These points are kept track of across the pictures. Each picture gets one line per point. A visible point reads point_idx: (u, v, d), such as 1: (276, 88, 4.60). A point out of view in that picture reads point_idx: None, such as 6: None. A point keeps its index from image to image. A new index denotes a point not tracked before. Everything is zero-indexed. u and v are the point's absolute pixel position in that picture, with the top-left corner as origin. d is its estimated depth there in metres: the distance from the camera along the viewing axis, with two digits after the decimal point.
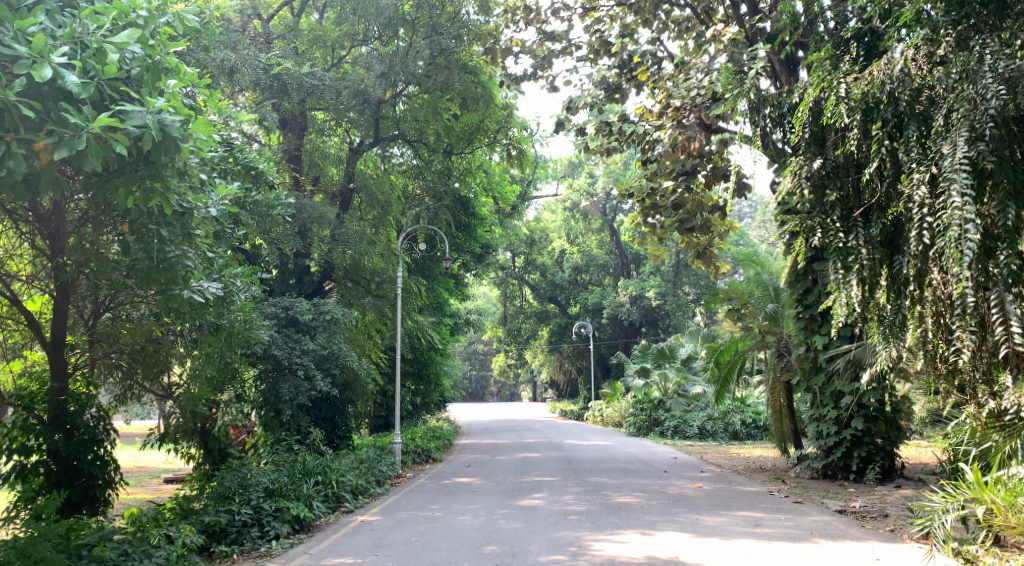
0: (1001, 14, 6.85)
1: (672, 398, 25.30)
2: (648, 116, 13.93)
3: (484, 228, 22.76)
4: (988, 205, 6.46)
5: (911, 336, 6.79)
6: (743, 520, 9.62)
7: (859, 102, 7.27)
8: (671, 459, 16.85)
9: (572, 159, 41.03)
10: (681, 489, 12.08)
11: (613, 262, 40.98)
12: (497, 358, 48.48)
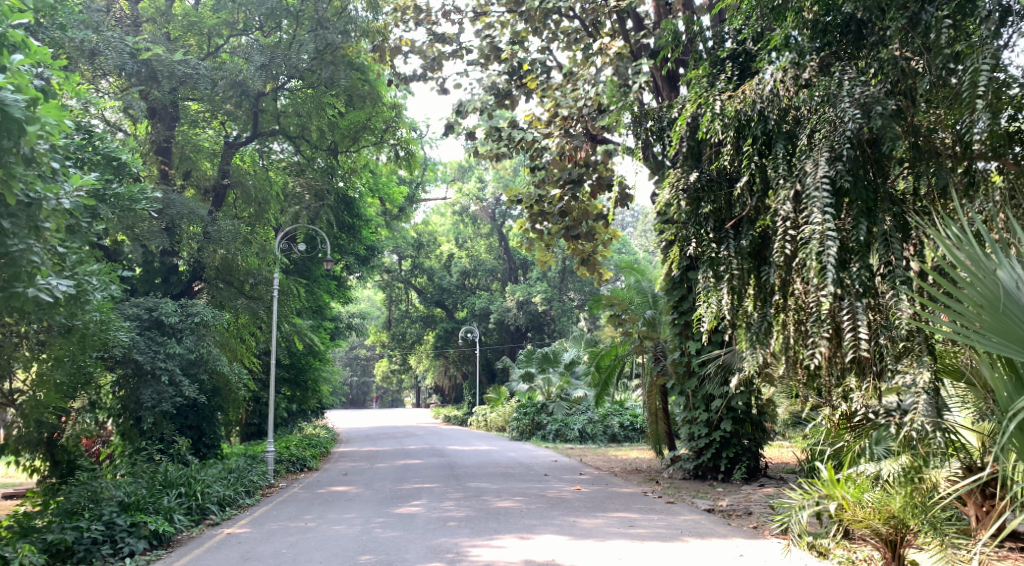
0: (858, 44, 7.34)
1: (555, 402, 25.54)
2: (536, 124, 14.14)
3: (370, 230, 22.43)
4: (844, 219, 6.83)
5: (776, 341, 7.09)
6: (618, 521, 9.77)
7: (733, 119, 7.51)
8: (551, 462, 17.05)
9: (462, 162, 41.29)
10: (559, 492, 12.19)
11: (501, 267, 41.24)
12: (380, 363, 47.82)
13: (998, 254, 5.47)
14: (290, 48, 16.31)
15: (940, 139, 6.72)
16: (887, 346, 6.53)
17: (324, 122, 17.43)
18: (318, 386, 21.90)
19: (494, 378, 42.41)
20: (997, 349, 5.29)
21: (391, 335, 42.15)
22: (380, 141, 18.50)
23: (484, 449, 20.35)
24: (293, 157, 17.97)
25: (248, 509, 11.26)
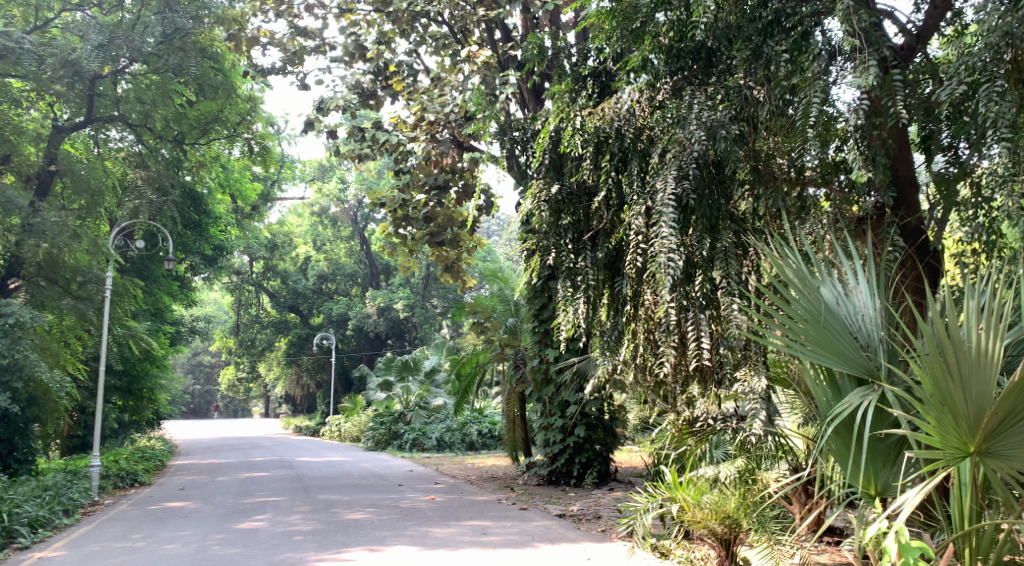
0: (707, 72, 7.59)
1: (413, 411, 25.09)
2: (402, 127, 13.96)
3: (218, 229, 21.60)
4: (690, 236, 7.11)
5: (626, 350, 7.41)
6: (470, 529, 9.80)
7: (592, 135, 7.62)
8: (406, 472, 16.88)
9: (323, 162, 41.08)
10: (413, 502, 12.12)
11: (361, 272, 40.84)
12: (227, 371, 46.08)
13: (821, 272, 5.97)
14: (134, 30, 15.64)
15: (778, 164, 7.08)
16: (726, 355, 6.80)
17: (170, 113, 16.82)
18: (155, 394, 20.86)
19: (350, 386, 41.82)
20: (820, 361, 5.68)
21: (239, 340, 40.55)
22: (233, 134, 18.12)
23: (336, 460, 19.95)
24: (135, 147, 17.40)
25: (66, 529, 10.57)
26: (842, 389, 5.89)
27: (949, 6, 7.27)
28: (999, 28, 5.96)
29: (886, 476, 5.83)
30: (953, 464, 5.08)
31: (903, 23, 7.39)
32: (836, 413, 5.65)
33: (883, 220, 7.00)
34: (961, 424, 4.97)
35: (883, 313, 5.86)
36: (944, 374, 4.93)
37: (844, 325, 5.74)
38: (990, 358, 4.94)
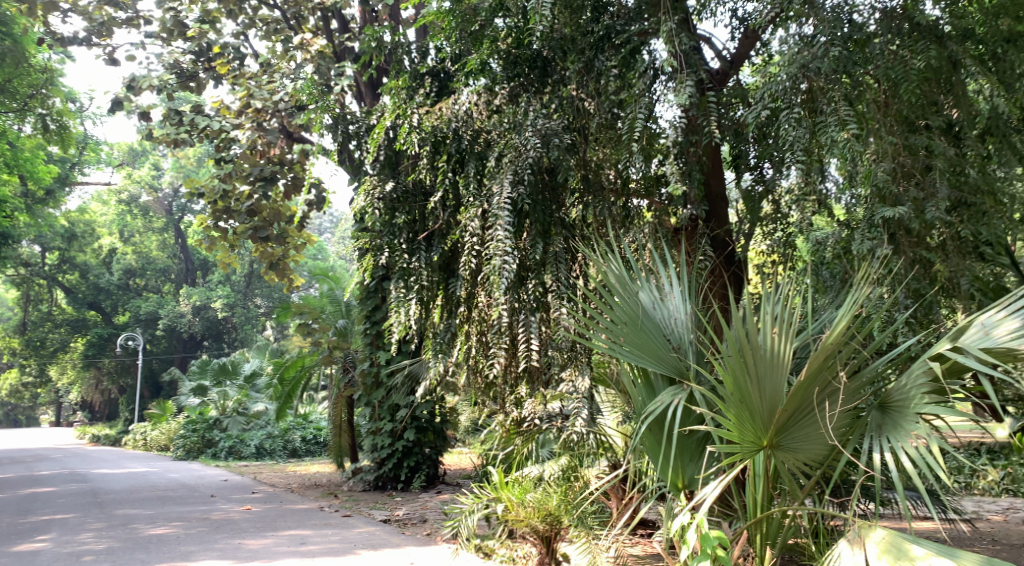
0: (542, 81, 7.80)
1: (229, 417, 23.95)
2: (225, 112, 13.62)
3: (5, 213, 19.81)
4: (523, 240, 7.33)
5: (459, 352, 7.63)
6: (288, 540, 9.58)
7: (430, 134, 7.72)
8: (220, 482, 16.26)
9: (135, 146, 38.72)
10: (225, 513, 11.70)
11: (176, 267, 39.81)
12: (11, 374, 42.12)
13: (640, 277, 6.33)
14: None
15: (606, 174, 7.52)
16: (555, 356, 7.07)
17: None
18: None
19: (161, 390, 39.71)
20: (638, 363, 6.03)
21: (27, 340, 37.33)
22: (23, 108, 17.39)
23: (139, 472, 18.83)
24: None
25: None
26: (655, 388, 6.26)
27: (758, 38, 7.94)
28: (795, 59, 6.57)
29: (692, 470, 6.22)
30: (748, 457, 5.52)
31: (719, 49, 7.99)
32: (650, 410, 5.93)
33: (696, 231, 7.50)
34: (756, 418, 5.42)
35: (692, 317, 6.29)
36: (742, 373, 5.36)
37: (659, 327, 6.15)
38: (782, 359, 5.41)
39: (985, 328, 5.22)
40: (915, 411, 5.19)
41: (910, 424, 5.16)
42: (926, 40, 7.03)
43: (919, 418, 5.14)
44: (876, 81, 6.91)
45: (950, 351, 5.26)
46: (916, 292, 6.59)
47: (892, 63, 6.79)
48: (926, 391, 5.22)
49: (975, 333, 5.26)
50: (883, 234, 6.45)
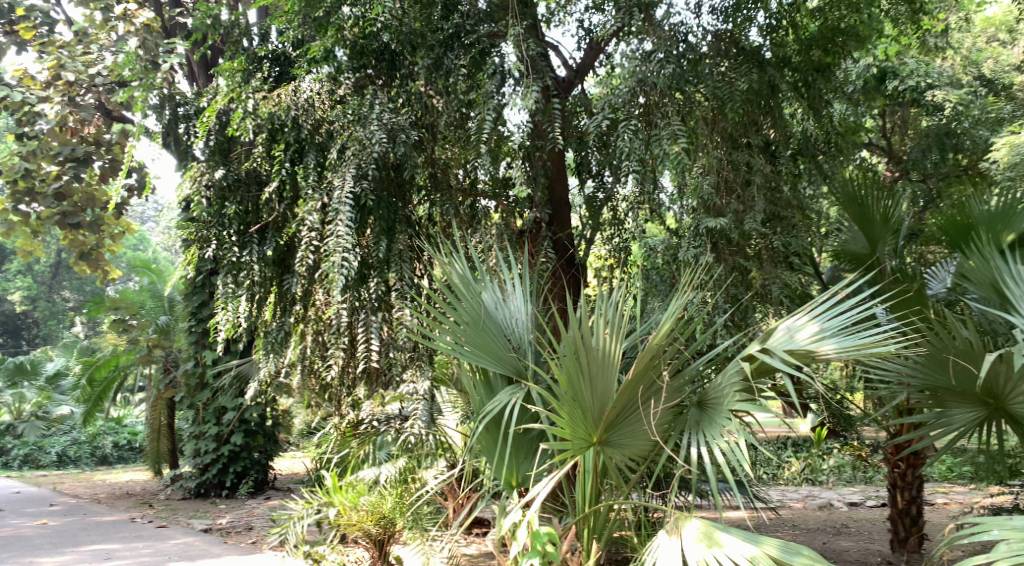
0: (391, 73, 7.61)
1: (27, 422, 21.99)
2: (28, 81, 12.22)
3: None
4: (366, 236, 7.19)
5: (292, 351, 7.41)
6: (91, 555, 8.92)
7: (266, 121, 7.19)
8: (14, 494, 14.94)
9: None
10: (16, 529, 10.74)
11: None
12: None
13: (483, 277, 6.35)
14: None
15: (454, 174, 7.47)
16: (396, 357, 6.93)
17: None
18: None
19: None
20: (478, 362, 6.03)
21: None
22: None
23: None
24: None
25: None
26: (494, 387, 6.31)
27: (603, 50, 8.13)
28: (631, 78, 6.96)
29: (525, 468, 6.29)
30: (580, 454, 5.64)
31: (565, 57, 8.18)
32: (488, 409, 5.92)
33: (538, 234, 7.63)
34: (588, 416, 5.55)
35: (532, 318, 6.40)
36: (578, 373, 5.45)
37: (500, 327, 6.20)
38: (613, 358, 5.56)
39: (789, 331, 5.60)
40: (727, 408, 5.47)
41: (723, 420, 5.45)
42: (749, 62, 7.44)
43: (731, 414, 5.42)
44: (705, 98, 7.27)
45: (760, 352, 5.61)
46: (733, 297, 7.02)
47: (720, 82, 7.18)
48: (737, 389, 5.49)
49: (780, 337, 5.63)
50: (706, 243, 6.81)
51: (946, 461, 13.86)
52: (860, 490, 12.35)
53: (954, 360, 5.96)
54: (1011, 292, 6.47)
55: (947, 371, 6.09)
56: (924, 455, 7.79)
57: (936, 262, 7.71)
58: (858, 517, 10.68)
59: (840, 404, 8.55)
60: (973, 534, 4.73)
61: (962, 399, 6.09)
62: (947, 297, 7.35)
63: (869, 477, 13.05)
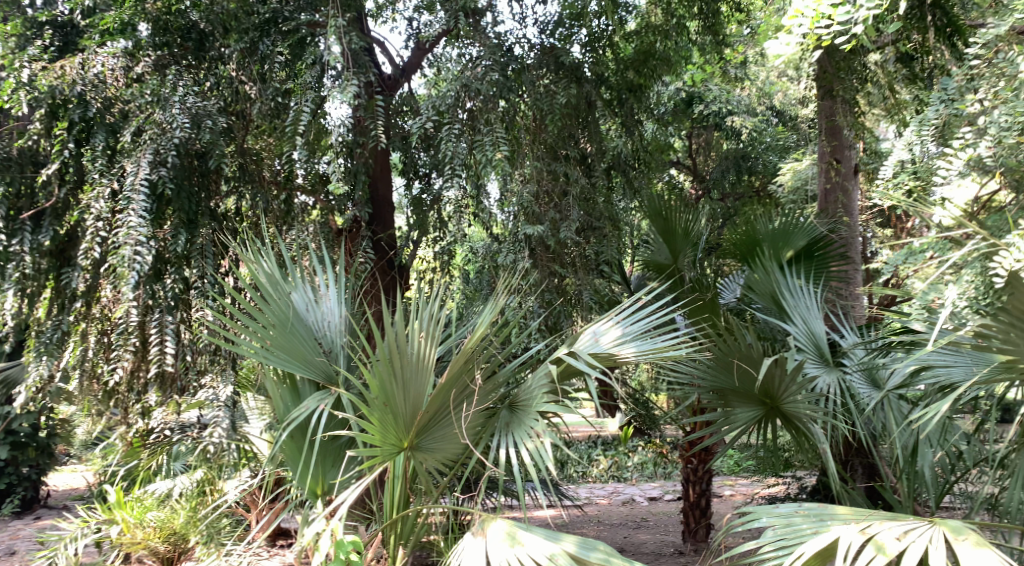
0: (198, 55, 7.04)
1: None
2: None
3: None
4: (162, 229, 6.55)
5: (71, 355, 6.66)
6: None
7: (44, 95, 6.28)
8: None
9: None
10: None
11: None
12: None
13: (293, 277, 6.02)
14: None
15: (268, 165, 7.04)
16: (192, 361, 6.52)
17: None
18: None
19: None
20: (282, 366, 5.64)
21: None
22: None
23: None
24: None
25: None
26: (300, 392, 6.02)
27: (430, 51, 7.99)
28: (454, 83, 6.82)
29: (331, 476, 6.00)
30: (389, 459, 5.13)
31: (391, 55, 7.96)
32: (293, 416, 5.57)
33: (358, 232, 7.54)
34: (399, 421, 5.07)
35: (345, 321, 6.17)
36: (390, 377, 4.95)
37: (310, 330, 5.89)
38: (427, 362, 5.12)
39: (595, 335, 5.65)
40: (535, 409, 5.28)
41: (531, 421, 5.23)
42: (569, 79, 7.46)
43: (539, 416, 5.21)
44: (527, 109, 7.30)
45: (566, 356, 5.56)
46: (547, 302, 7.04)
47: (540, 94, 7.25)
48: (546, 391, 5.32)
49: (587, 340, 5.67)
50: (523, 249, 6.90)
51: (733, 457, 14.74)
52: (659, 486, 12.91)
53: (737, 363, 6.16)
54: (788, 301, 6.91)
55: (731, 373, 6.29)
56: (712, 449, 8.12)
57: (728, 273, 8.15)
58: (657, 511, 11.12)
59: (644, 404, 8.90)
60: (742, 518, 4.80)
61: (744, 399, 6.32)
62: (737, 307, 7.78)
63: (668, 473, 13.68)
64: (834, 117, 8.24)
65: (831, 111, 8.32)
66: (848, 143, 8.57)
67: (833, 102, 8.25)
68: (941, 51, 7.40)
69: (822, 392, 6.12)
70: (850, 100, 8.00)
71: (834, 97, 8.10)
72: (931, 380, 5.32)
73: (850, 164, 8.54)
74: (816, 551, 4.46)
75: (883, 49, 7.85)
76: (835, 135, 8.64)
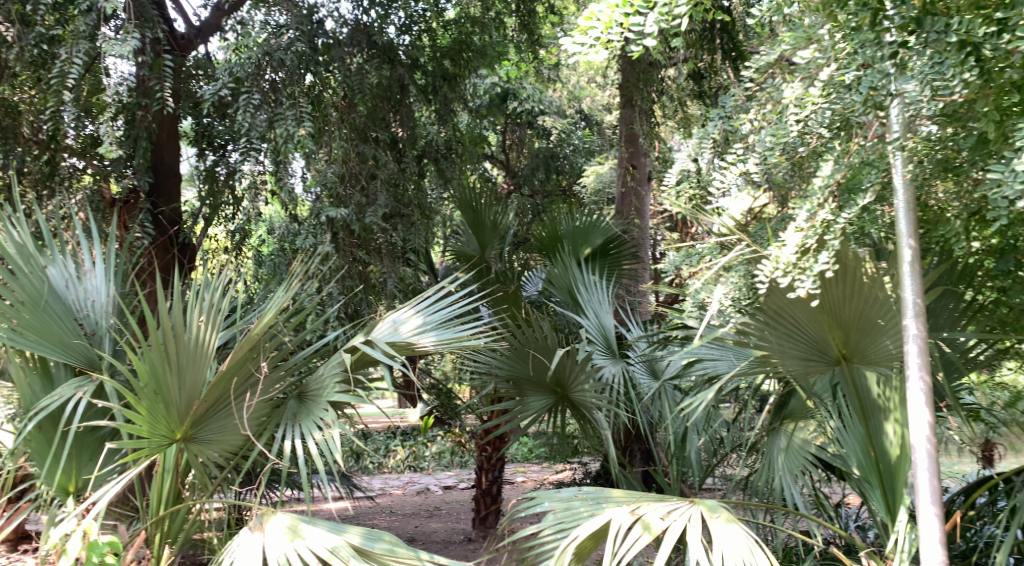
0: None
1: None
2: None
3: None
4: None
5: None
6: None
7: None
8: None
9: None
10: None
11: None
12: None
13: (52, 250, 5.45)
14: None
15: (27, 123, 6.37)
16: None
17: None
18: None
19: None
20: (28, 348, 5.02)
21: None
22: None
23: None
24: None
25: None
26: (54, 380, 5.39)
27: (230, 15, 7.47)
28: (255, 50, 6.31)
29: (85, 472, 5.45)
30: (157, 451, 4.68)
31: (187, 13, 7.38)
32: (44, 404, 4.97)
33: (135, 204, 6.83)
34: (171, 412, 4.63)
35: (113, 302, 5.65)
36: (162, 363, 4.52)
37: (69, 310, 5.34)
38: (206, 349, 4.74)
39: (394, 323, 5.47)
40: (325, 398, 5.01)
41: (320, 411, 4.95)
42: (380, 59, 7.12)
43: (328, 406, 4.94)
44: (336, 86, 6.96)
45: (363, 344, 5.33)
46: (348, 288, 6.82)
47: (350, 71, 6.87)
48: (337, 379, 5.06)
49: (385, 329, 5.47)
50: (325, 232, 6.62)
51: (527, 445, 15.02)
52: (454, 475, 12.95)
53: (534, 353, 6.23)
54: (582, 296, 7.06)
55: (526, 363, 6.36)
56: (506, 437, 8.13)
57: (533, 267, 8.19)
58: (450, 499, 11.14)
59: (448, 394, 8.79)
60: (525, 505, 4.79)
61: (538, 387, 6.39)
62: (538, 300, 7.86)
63: (464, 462, 13.77)
64: (632, 125, 8.61)
65: (630, 120, 8.65)
66: (644, 151, 8.86)
67: (632, 111, 8.62)
68: (726, 72, 7.89)
69: (610, 382, 6.32)
70: (647, 110, 8.30)
71: (634, 105, 8.41)
72: (701, 372, 5.58)
73: (645, 171, 8.84)
74: (590, 534, 4.50)
75: (677, 64, 8.14)
76: (632, 142, 8.92)
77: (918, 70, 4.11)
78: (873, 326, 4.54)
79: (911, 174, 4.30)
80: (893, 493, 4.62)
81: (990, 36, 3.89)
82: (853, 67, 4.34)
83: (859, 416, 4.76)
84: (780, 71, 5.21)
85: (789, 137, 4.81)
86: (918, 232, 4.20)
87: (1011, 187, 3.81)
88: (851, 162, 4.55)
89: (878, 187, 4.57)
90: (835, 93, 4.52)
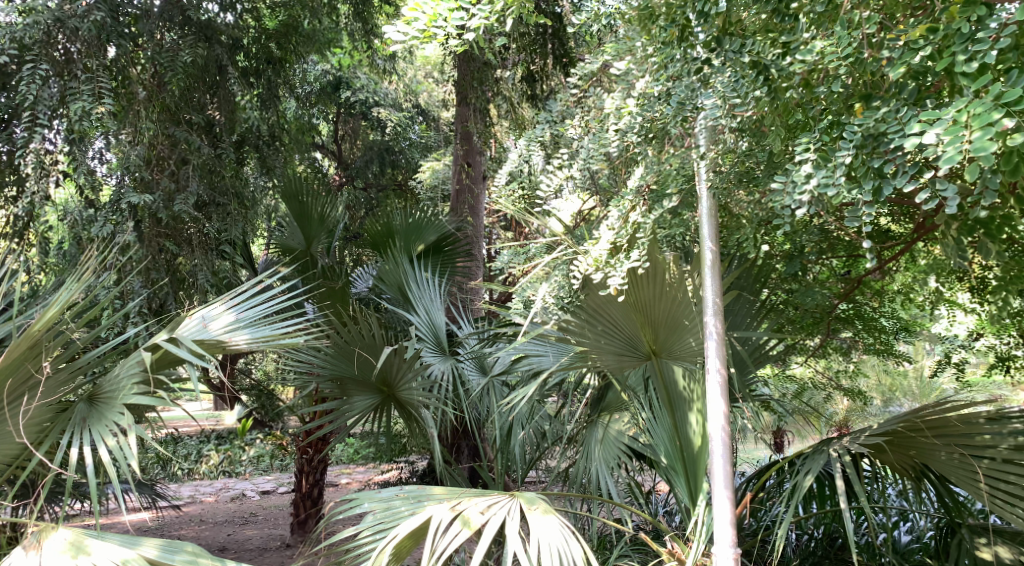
0: None
1: None
2: None
3: None
4: None
5: None
6: None
7: None
8: None
9: None
10: None
11: None
12: None
13: None
14: None
15: None
16: None
17: None
18: None
19: None
20: None
21: None
22: None
23: None
24: None
25: None
26: None
27: None
28: (44, 15, 5.71)
29: None
30: None
31: None
32: None
33: None
34: None
35: None
36: None
37: None
38: None
39: (204, 320, 5.07)
40: (121, 401, 4.52)
41: (113, 415, 4.48)
42: (196, 37, 6.66)
43: (124, 409, 4.49)
44: (145, 63, 6.47)
45: (166, 341, 4.90)
46: (152, 280, 6.32)
47: (161, 48, 6.42)
48: (136, 381, 4.58)
49: (193, 325, 5.06)
50: (126, 220, 6.12)
51: (353, 445, 14.67)
52: (273, 479, 12.43)
53: (359, 352, 5.97)
54: (413, 292, 6.86)
55: (351, 361, 6.06)
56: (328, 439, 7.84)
57: (362, 264, 7.90)
58: (267, 505, 10.68)
59: (270, 395, 8.38)
60: (341, 507, 4.56)
61: (361, 386, 6.14)
62: (367, 297, 7.63)
63: (284, 466, 13.24)
64: (467, 122, 8.50)
65: (465, 117, 8.52)
66: (479, 149, 8.75)
67: (467, 109, 8.51)
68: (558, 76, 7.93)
69: (436, 380, 6.18)
70: (481, 109, 8.20)
71: (468, 103, 8.30)
72: (526, 368, 5.57)
73: (479, 170, 8.74)
74: (409, 533, 4.32)
75: (511, 65, 8.11)
76: (467, 139, 8.78)
77: (718, 87, 4.17)
78: (678, 326, 4.55)
79: (713, 181, 4.27)
80: (695, 479, 4.74)
81: (776, 58, 3.96)
82: (662, 79, 4.47)
83: (666, 406, 4.84)
84: (601, 78, 5.31)
85: (609, 145, 4.83)
86: (719, 235, 4.21)
87: (790, 198, 3.89)
88: (660, 167, 4.60)
89: (682, 192, 4.67)
90: (647, 103, 4.61)
